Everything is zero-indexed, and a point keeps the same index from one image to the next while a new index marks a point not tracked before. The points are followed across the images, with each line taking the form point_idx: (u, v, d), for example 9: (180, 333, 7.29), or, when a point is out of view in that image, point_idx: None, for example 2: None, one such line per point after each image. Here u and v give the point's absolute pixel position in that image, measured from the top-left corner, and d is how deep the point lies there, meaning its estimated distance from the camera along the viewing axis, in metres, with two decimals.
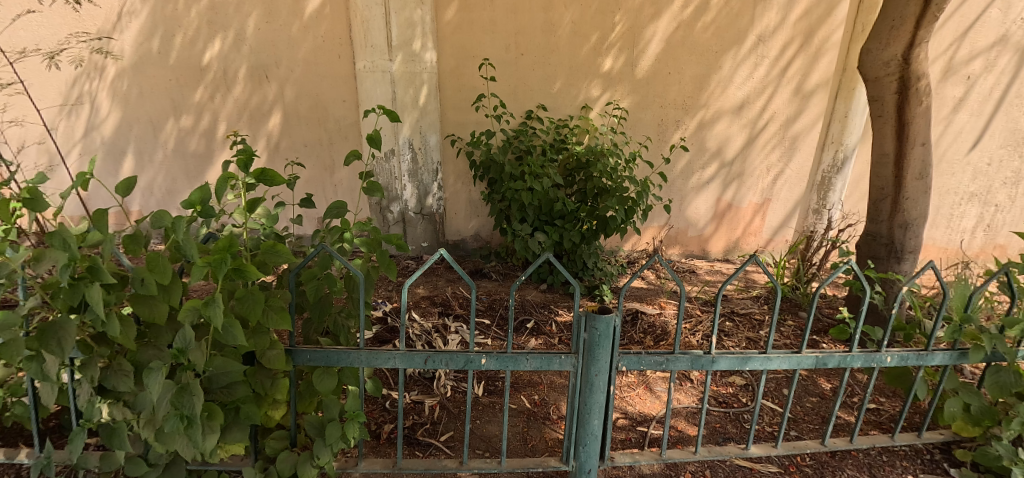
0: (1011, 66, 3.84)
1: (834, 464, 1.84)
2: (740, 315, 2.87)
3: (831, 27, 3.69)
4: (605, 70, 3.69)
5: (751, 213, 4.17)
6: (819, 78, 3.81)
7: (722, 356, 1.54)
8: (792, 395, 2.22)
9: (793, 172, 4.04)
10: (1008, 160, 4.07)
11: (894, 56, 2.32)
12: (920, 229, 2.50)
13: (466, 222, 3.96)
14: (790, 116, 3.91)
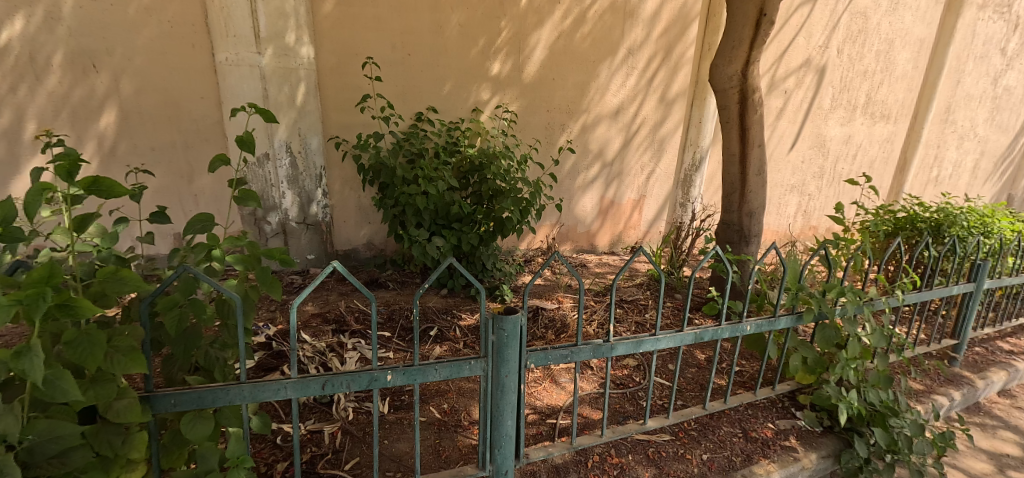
0: (813, 83, 4.97)
1: (714, 424, 2.18)
2: (629, 302, 3.14)
3: (686, 45, 4.32)
4: (493, 74, 3.81)
5: (631, 209, 4.62)
6: (678, 88, 4.41)
7: (620, 342, 1.70)
8: (675, 369, 2.52)
9: (660, 171, 4.61)
10: (814, 159, 5.26)
11: (735, 71, 2.75)
12: (761, 216, 2.99)
13: (357, 230, 3.75)
14: (658, 121, 4.45)
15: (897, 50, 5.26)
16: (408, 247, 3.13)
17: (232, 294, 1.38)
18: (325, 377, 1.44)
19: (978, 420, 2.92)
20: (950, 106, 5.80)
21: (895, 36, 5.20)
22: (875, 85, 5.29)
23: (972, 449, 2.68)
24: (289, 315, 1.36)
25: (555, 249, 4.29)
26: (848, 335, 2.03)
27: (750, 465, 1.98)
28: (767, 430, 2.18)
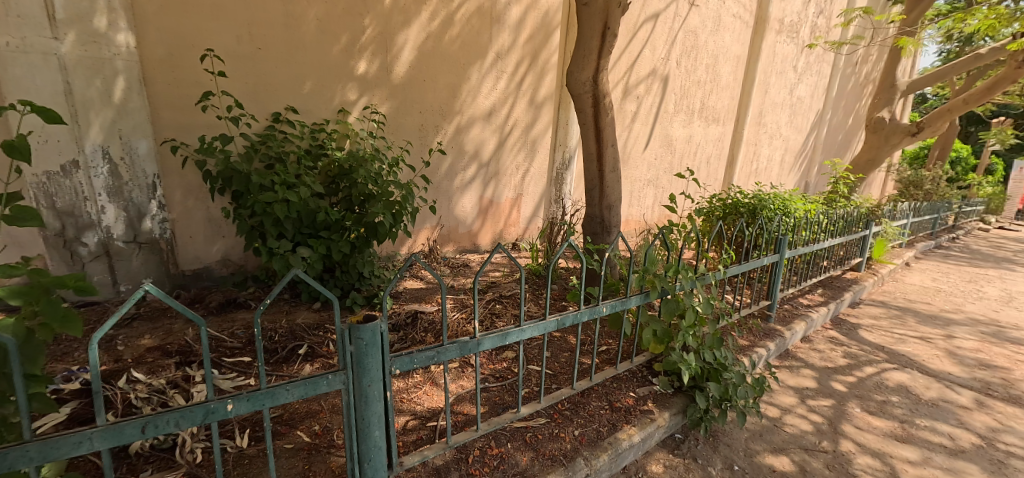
0: (659, 90, 5.65)
1: (584, 400, 2.39)
2: (508, 296, 3.25)
3: (550, 52, 4.66)
4: (359, 73, 3.64)
5: (509, 207, 4.77)
6: (545, 92, 4.75)
7: (485, 337, 1.78)
8: (551, 356, 2.68)
9: (535, 169, 4.86)
10: (663, 157, 5.99)
11: (587, 78, 2.99)
12: (619, 208, 3.32)
13: (208, 246, 3.31)
14: (529, 123, 4.70)
15: (721, 64, 6.35)
16: (268, 261, 2.84)
17: (2, 337, 1.15)
18: (146, 418, 1.29)
19: (787, 363, 3.69)
20: (761, 111, 7.39)
21: (718, 53, 6.28)
22: (706, 94, 6.31)
23: (781, 387, 3.33)
24: (88, 352, 1.22)
25: (438, 251, 4.21)
26: (685, 307, 2.37)
27: (614, 432, 2.22)
28: (629, 398, 2.46)
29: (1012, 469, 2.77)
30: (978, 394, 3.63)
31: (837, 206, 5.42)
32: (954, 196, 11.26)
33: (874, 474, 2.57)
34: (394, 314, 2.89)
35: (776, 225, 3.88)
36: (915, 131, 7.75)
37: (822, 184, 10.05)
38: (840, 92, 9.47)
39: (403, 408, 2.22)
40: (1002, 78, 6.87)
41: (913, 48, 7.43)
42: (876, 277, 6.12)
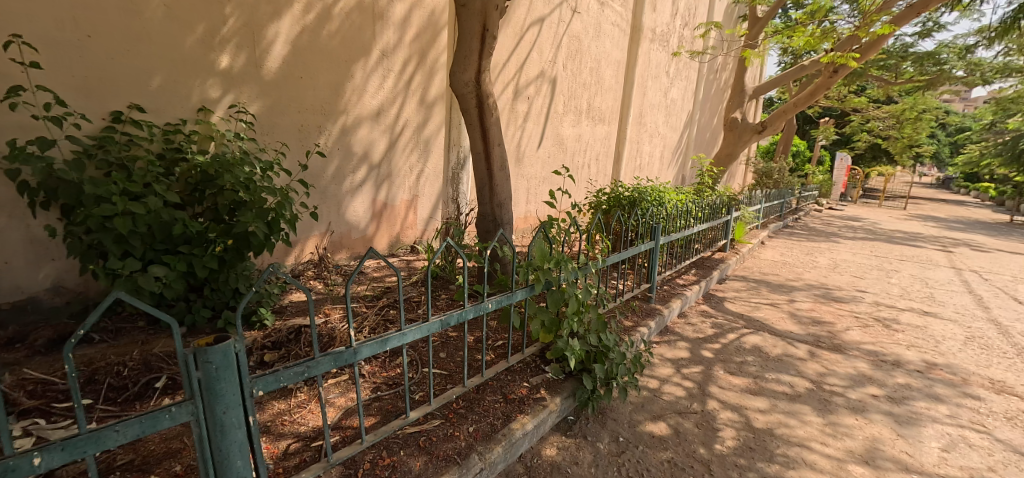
0: (548, 91, 5.83)
1: (478, 396, 2.45)
2: (403, 301, 3.16)
3: (437, 52, 4.65)
4: (222, 68, 3.30)
5: (405, 209, 4.62)
6: (436, 92, 4.71)
7: (363, 345, 1.77)
8: (447, 357, 2.68)
9: (429, 170, 4.78)
10: (556, 155, 6.19)
11: (469, 79, 3.00)
12: (510, 206, 3.38)
13: (33, 272, 2.80)
14: (421, 123, 4.61)
15: (603, 68, 6.78)
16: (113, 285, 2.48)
17: None
18: None
19: (665, 338, 4.05)
20: (641, 113, 8.04)
21: (600, 58, 6.69)
22: (591, 96, 6.69)
23: (661, 360, 3.65)
24: None
25: (329, 260, 3.95)
26: (569, 295, 2.49)
27: (508, 423, 2.30)
28: (523, 389, 2.58)
29: (836, 405, 3.31)
30: (812, 346, 4.28)
31: (704, 196, 6.05)
32: (793, 184, 13.14)
33: (734, 426, 2.92)
34: (273, 332, 2.69)
35: (650, 215, 4.23)
36: (760, 129, 8.96)
37: (692, 177, 11.17)
38: (702, 96, 10.62)
39: (284, 431, 2.08)
40: (820, 85, 8.19)
41: (754, 59, 8.61)
42: (738, 256, 6.92)
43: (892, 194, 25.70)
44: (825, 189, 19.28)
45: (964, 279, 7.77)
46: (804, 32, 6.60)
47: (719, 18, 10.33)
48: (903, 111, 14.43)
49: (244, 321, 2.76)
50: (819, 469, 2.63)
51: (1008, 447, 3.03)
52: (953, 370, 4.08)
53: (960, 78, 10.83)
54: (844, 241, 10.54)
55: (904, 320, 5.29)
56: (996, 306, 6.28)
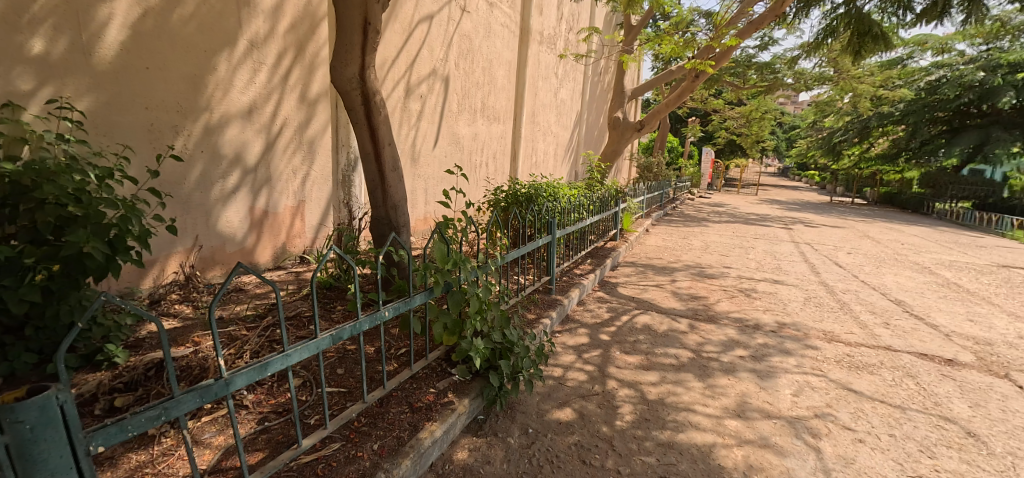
0: (442, 89, 5.75)
1: (382, 410, 2.36)
2: (291, 318, 2.93)
3: (317, 46, 4.39)
4: (35, 54, 2.79)
5: (290, 217, 4.30)
6: (317, 89, 4.43)
7: (236, 374, 1.63)
8: (345, 372, 2.54)
9: (316, 173, 4.50)
10: (453, 153, 6.13)
11: (352, 75, 2.85)
12: (405, 208, 3.29)
13: None
14: (302, 122, 4.32)
15: (495, 67, 6.86)
16: None
17: None
18: None
19: (567, 327, 4.22)
20: (534, 111, 8.26)
21: (492, 58, 6.77)
22: (485, 95, 6.72)
23: (563, 348, 3.79)
24: None
25: (197, 279, 3.57)
26: (470, 295, 2.48)
27: (415, 433, 2.24)
28: (429, 396, 2.54)
29: (712, 370, 3.68)
30: (691, 319, 4.73)
31: (594, 189, 6.39)
32: (670, 176, 14.39)
33: (631, 401, 3.12)
34: (126, 371, 2.35)
35: (545, 210, 4.37)
36: (639, 127, 9.68)
37: (583, 173, 11.74)
38: (589, 96, 11.22)
39: None
40: (685, 88, 9.02)
41: (630, 63, 9.28)
42: (627, 243, 7.42)
43: (747, 182, 29.23)
44: (695, 179, 21.35)
45: (803, 251, 9.09)
46: (670, 40, 7.27)
47: (600, 24, 10.98)
48: (752, 112, 16.51)
49: (85, 360, 2.34)
50: (702, 429, 2.90)
51: (839, 386, 3.60)
52: (798, 327, 4.74)
53: (790, 84, 12.70)
54: (711, 224, 11.78)
55: (760, 289, 6.04)
56: (826, 271, 7.43)
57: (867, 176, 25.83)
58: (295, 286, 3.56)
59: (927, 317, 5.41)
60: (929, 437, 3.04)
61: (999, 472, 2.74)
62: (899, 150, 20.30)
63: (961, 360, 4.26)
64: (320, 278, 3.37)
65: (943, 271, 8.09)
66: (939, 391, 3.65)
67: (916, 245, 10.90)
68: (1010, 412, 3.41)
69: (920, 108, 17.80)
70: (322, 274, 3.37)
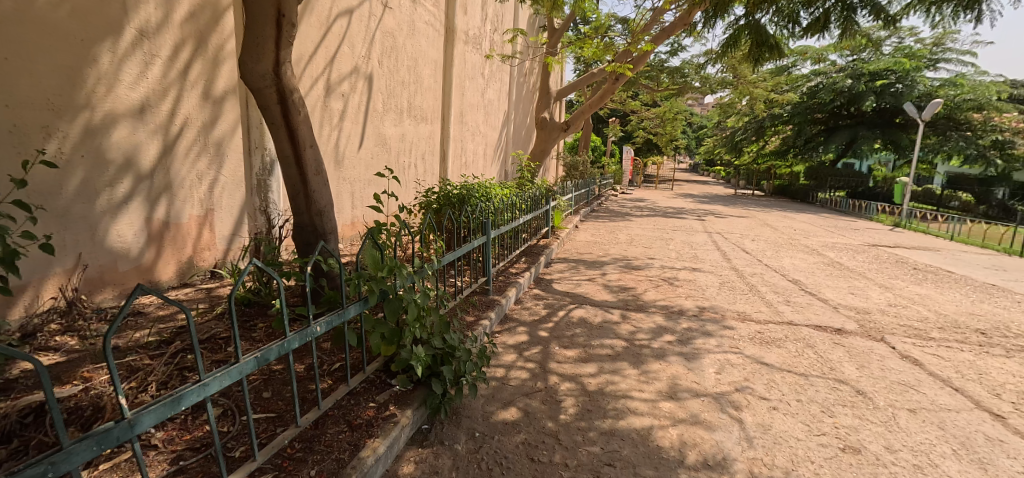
0: (365, 89, 5.56)
1: (317, 432, 2.22)
2: (205, 341, 2.70)
3: (222, 36, 3.87)
4: None
5: (197, 227, 3.78)
6: (224, 85, 3.92)
7: (143, 413, 1.45)
8: (273, 395, 2.37)
9: (226, 178, 3.99)
10: (379, 155, 5.95)
11: (266, 71, 2.67)
12: (331, 214, 3.14)
13: None
14: (207, 122, 3.80)
15: (420, 67, 6.74)
16: None
17: None
18: None
19: (505, 326, 4.22)
20: (462, 112, 8.21)
21: (417, 57, 6.64)
22: (411, 95, 6.58)
23: (504, 348, 3.78)
24: None
25: (83, 304, 3.02)
26: (408, 302, 2.40)
27: (357, 453, 2.14)
28: (369, 411, 2.44)
29: (645, 356, 3.83)
30: (623, 309, 4.90)
31: (525, 188, 6.47)
32: (594, 174, 14.89)
33: (573, 394, 3.17)
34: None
35: (479, 209, 4.35)
36: (565, 127, 9.92)
37: (512, 173, 11.85)
38: (515, 96, 11.34)
39: None
40: (606, 90, 9.33)
41: (556, 65, 9.47)
42: (558, 240, 7.59)
43: (663, 178, 30.93)
44: (618, 175, 22.23)
45: (714, 239, 9.75)
46: (591, 44, 7.51)
47: (523, 25, 11.14)
48: (666, 112, 17.52)
49: None
50: (640, 413, 3.00)
51: (754, 360, 3.87)
52: (716, 310, 5.06)
53: (698, 88, 13.63)
54: (634, 218, 12.33)
55: (681, 277, 6.39)
56: (735, 257, 8.03)
57: (763, 170, 28.33)
58: (206, 305, 3.27)
59: (820, 292, 6.03)
60: (828, 398, 3.34)
61: (884, 422, 3.07)
62: (790, 145, 22.46)
63: (848, 328, 4.75)
64: (237, 295, 3.13)
65: (829, 252, 9.04)
66: (833, 357, 4.03)
67: (805, 230, 12.13)
68: (891, 370, 3.84)
69: (803, 111, 20.96)
70: (239, 290, 3.13)
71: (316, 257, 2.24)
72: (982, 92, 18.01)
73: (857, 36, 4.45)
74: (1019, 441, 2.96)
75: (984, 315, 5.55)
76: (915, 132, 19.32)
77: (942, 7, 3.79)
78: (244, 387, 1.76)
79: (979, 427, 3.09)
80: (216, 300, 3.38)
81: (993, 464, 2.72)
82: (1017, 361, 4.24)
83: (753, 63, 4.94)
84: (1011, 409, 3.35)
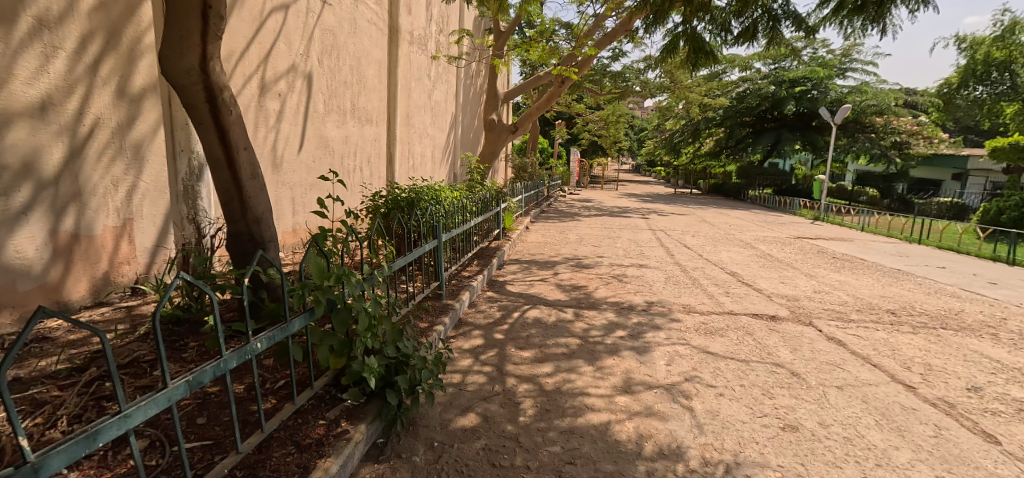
0: (304, 88, 5.34)
1: (263, 457, 2.08)
2: (126, 367, 2.48)
3: (139, 29, 3.60)
4: None
5: (113, 239, 3.49)
6: (142, 82, 3.64)
7: (53, 453, 1.30)
8: (208, 421, 2.21)
9: (147, 184, 3.71)
10: (321, 158, 5.72)
11: (191, 66, 2.50)
12: (269, 221, 2.97)
13: None
14: (123, 122, 3.52)
15: (364, 66, 6.56)
16: None
17: None
18: None
19: (460, 331, 4.15)
20: (408, 114, 8.07)
21: (360, 55, 6.46)
22: (354, 96, 6.39)
23: (459, 353, 3.72)
24: None
25: None
26: (357, 311, 2.30)
27: (307, 475, 2.02)
28: (319, 429, 2.33)
29: (599, 352, 3.88)
30: (576, 307, 4.96)
31: (475, 191, 6.42)
32: (543, 176, 15.06)
33: (531, 395, 3.16)
34: None
35: (430, 213, 4.26)
36: (513, 129, 9.97)
37: (462, 175, 11.78)
38: (463, 98, 11.28)
39: None
40: (553, 93, 9.42)
41: (502, 68, 9.51)
42: (510, 242, 7.60)
43: (609, 178, 31.72)
44: (565, 175, 22.58)
45: (658, 236, 10.07)
46: (536, 47, 7.58)
47: (469, 27, 11.12)
48: (609, 115, 18.01)
49: None
50: (597, 409, 3.03)
51: (699, 350, 4.00)
52: (663, 304, 5.21)
53: (639, 91, 14.12)
54: (583, 218, 12.54)
55: (629, 273, 6.55)
56: (678, 253, 8.32)
57: (699, 170, 29.65)
58: (126, 326, 3.01)
59: (755, 283, 6.35)
60: (769, 381, 3.51)
61: (816, 400, 3.25)
62: (723, 146, 23.63)
63: (781, 315, 5.02)
64: (163, 313, 2.91)
65: (762, 245, 9.59)
66: (769, 343, 4.23)
67: (739, 225, 12.79)
68: (819, 351, 4.08)
69: (733, 114, 22.21)
70: (165, 309, 2.91)
71: (255, 267, 2.10)
72: (883, 98, 19.85)
73: (781, 45, 4.77)
74: (930, 408, 3.22)
75: (894, 297, 6.02)
76: (829, 135, 20.92)
77: (852, 20, 4.08)
78: (173, 414, 1.61)
79: (896, 398, 3.32)
80: (139, 321, 3.12)
81: (910, 431, 2.94)
82: (922, 336, 4.62)
83: (690, 68, 5.12)
84: (921, 380, 3.64)
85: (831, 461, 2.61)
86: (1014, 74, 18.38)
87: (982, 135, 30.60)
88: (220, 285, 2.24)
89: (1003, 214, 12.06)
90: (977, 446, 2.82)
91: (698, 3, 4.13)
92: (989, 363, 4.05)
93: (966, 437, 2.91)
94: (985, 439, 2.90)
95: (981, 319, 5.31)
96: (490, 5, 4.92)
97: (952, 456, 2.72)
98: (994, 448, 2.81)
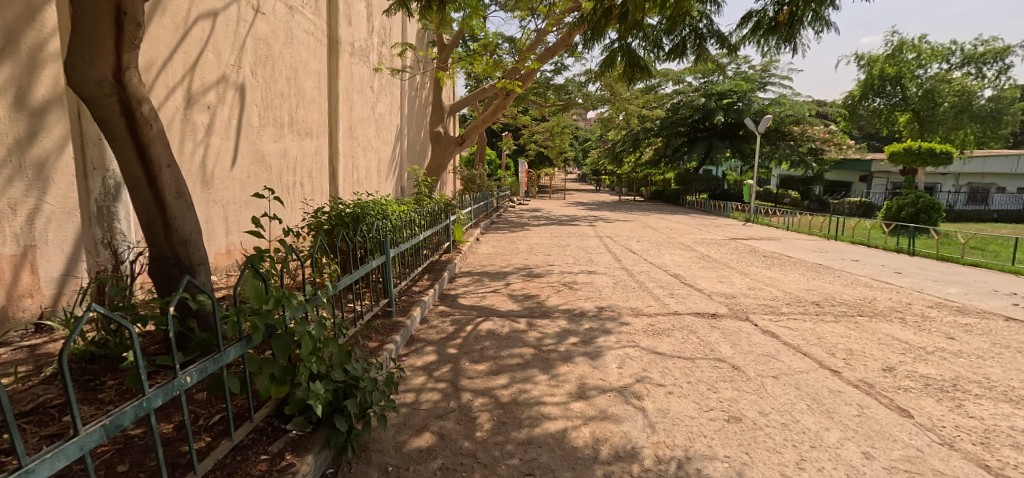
0: (236, 100, 5.10)
1: None
2: (29, 415, 2.24)
3: (41, 35, 3.31)
4: None
5: (10, 269, 3.17)
6: (45, 93, 3.35)
7: None
8: (131, 468, 2.02)
9: (53, 206, 3.39)
10: (255, 174, 5.46)
11: (103, 76, 2.31)
12: (196, 243, 2.79)
13: None
14: (22, 139, 3.21)
15: (301, 78, 6.35)
16: None
17: None
18: None
19: (412, 348, 4.05)
20: (351, 126, 7.88)
21: (297, 66, 6.25)
22: (292, 107, 6.17)
23: (412, 371, 3.62)
24: None
25: None
26: (300, 335, 2.18)
27: None
28: (261, 465, 2.18)
29: (553, 360, 3.89)
30: (528, 317, 4.96)
31: (423, 203, 6.33)
32: (491, 188, 15.10)
33: (487, 409, 3.11)
34: None
35: (376, 228, 4.14)
36: (459, 141, 9.97)
37: (409, 188, 11.61)
38: (408, 110, 11.17)
39: None
40: (498, 106, 9.51)
41: (446, 80, 9.50)
42: (461, 254, 7.55)
43: (557, 187, 32.22)
44: (514, 186, 22.74)
45: (604, 243, 10.31)
46: (480, 60, 7.63)
47: (412, 40, 11.09)
48: (554, 127, 18.44)
49: None
50: (554, 417, 3.02)
51: (648, 351, 4.09)
52: (612, 309, 5.31)
53: (580, 104, 14.54)
54: (533, 228, 12.67)
55: (578, 280, 6.64)
56: (624, 258, 8.56)
57: (640, 178, 30.75)
58: (28, 368, 2.72)
59: (696, 283, 6.59)
60: (712, 375, 3.65)
61: (756, 391, 3.38)
62: (661, 156, 24.65)
63: (720, 312, 5.24)
64: (71, 351, 2.66)
65: (701, 246, 10.04)
66: (712, 339, 4.39)
67: (680, 229, 13.32)
68: (756, 344, 4.27)
69: (670, 125, 23.17)
70: (74, 345, 2.66)
71: (181, 293, 1.92)
72: (799, 108, 21.46)
73: (708, 61, 5.01)
74: (853, 389, 3.44)
75: (817, 289, 6.43)
76: (754, 143, 22.35)
77: (768, 40, 4.33)
78: (87, 464, 1.46)
79: (824, 383, 3.53)
80: (44, 361, 2.84)
81: (837, 412, 3.12)
82: (843, 324, 4.95)
83: (627, 82, 5.28)
84: (844, 364, 3.88)
85: (772, 447, 2.71)
86: (905, 87, 20.78)
87: (881, 141, 33.76)
88: (141, 316, 2.04)
89: (902, 210, 13.06)
90: (895, 421, 3.03)
91: (631, 21, 4.25)
92: (899, 344, 4.39)
93: (885, 413, 3.11)
94: (900, 413, 3.12)
95: (890, 304, 5.77)
96: (432, 17, 4.85)
97: (875, 432, 2.90)
98: (908, 421, 3.03)
